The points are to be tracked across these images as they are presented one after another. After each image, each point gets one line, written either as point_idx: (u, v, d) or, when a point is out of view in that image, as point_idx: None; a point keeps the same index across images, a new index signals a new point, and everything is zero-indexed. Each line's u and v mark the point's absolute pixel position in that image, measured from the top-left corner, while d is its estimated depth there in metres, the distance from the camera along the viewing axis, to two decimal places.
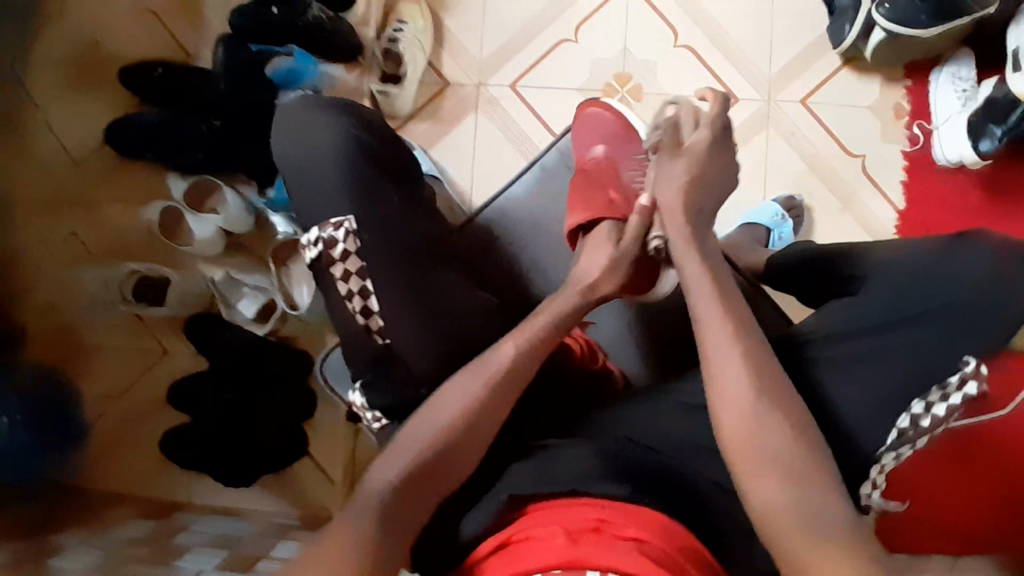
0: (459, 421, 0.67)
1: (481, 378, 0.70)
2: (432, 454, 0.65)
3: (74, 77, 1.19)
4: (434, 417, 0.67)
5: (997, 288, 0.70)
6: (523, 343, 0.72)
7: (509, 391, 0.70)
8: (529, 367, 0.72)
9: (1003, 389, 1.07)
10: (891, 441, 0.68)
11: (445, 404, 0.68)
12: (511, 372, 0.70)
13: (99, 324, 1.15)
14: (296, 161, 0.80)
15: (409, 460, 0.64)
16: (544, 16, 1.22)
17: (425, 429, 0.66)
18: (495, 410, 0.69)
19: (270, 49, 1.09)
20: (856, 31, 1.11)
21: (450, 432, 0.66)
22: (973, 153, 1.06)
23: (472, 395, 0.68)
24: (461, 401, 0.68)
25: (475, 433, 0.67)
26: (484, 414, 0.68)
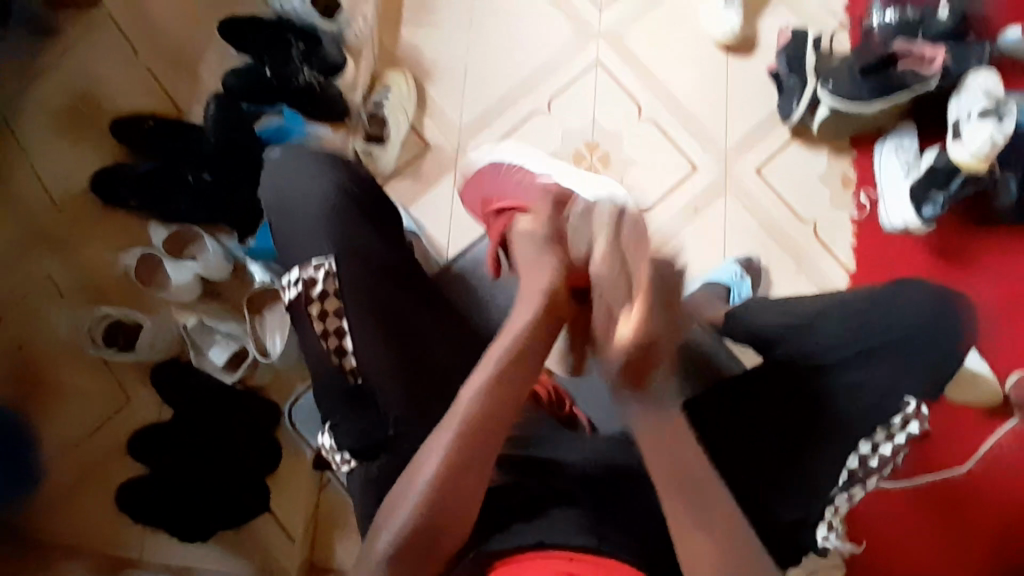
0: (444, 475, 0.62)
1: (455, 424, 0.64)
2: (430, 515, 0.61)
3: (66, 128, 1.24)
4: (420, 473, 0.63)
5: (935, 323, 0.75)
6: (490, 378, 0.66)
7: (485, 431, 0.64)
8: (503, 405, 0.65)
9: (961, 443, 1.10)
10: (843, 482, 0.74)
11: (427, 454, 0.64)
12: (483, 411, 0.64)
13: (64, 371, 1.14)
14: (287, 206, 0.83)
15: (408, 525, 0.61)
16: (519, 88, 1.31)
17: (412, 485, 0.63)
18: (477, 454, 0.63)
19: (260, 108, 1.18)
20: (801, 106, 1.23)
21: (436, 487, 0.62)
22: (915, 218, 1.16)
23: (456, 431, 0.63)
24: (440, 453, 0.63)
25: (465, 485, 0.63)
26: (468, 462, 0.63)
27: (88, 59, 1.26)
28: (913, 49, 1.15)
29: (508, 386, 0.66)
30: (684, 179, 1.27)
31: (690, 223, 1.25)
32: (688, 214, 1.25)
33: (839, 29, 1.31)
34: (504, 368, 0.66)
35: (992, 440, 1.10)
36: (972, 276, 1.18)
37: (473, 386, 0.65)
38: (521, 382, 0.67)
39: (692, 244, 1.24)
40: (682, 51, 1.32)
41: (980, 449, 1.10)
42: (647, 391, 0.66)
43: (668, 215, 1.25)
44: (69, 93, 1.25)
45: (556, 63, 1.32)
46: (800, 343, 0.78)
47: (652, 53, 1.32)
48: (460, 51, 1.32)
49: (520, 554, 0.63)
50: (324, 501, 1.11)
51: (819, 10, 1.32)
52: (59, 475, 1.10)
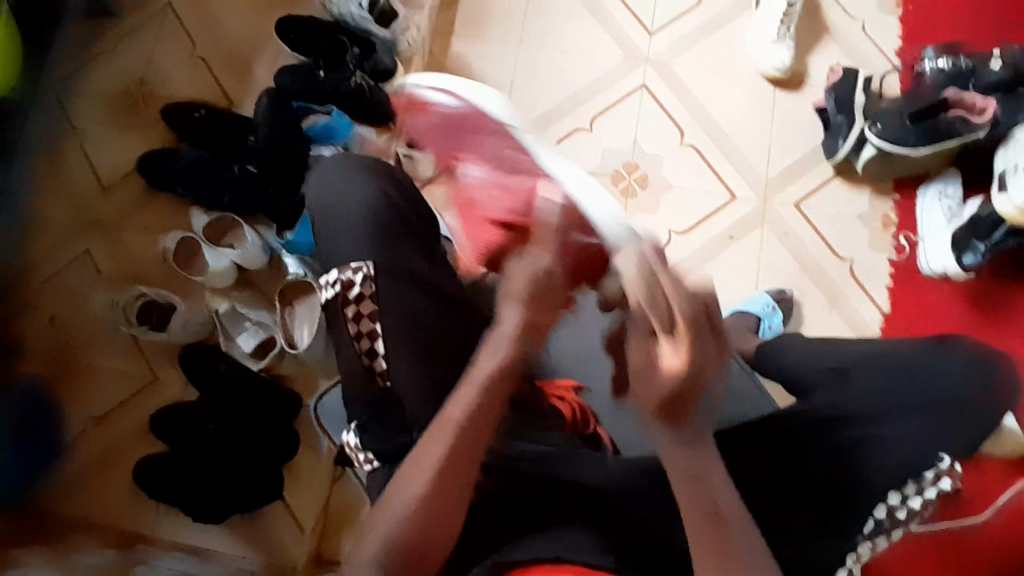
0: (435, 477, 0.65)
1: (446, 434, 0.67)
2: (413, 528, 0.64)
3: (121, 112, 1.27)
4: (406, 486, 0.66)
5: (978, 376, 0.74)
6: (473, 403, 0.68)
7: (466, 451, 0.67)
8: (480, 427, 0.68)
9: (983, 496, 1.08)
10: (868, 530, 0.72)
11: (421, 455, 0.67)
12: (467, 433, 0.67)
13: (97, 346, 1.16)
14: (328, 205, 0.85)
15: (392, 536, 0.64)
16: (563, 106, 1.32)
17: (405, 484, 0.66)
18: (462, 474, 0.66)
19: (309, 108, 1.19)
20: (848, 145, 1.21)
21: (432, 490, 0.65)
22: (956, 266, 1.14)
23: (450, 439, 0.67)
24: (425, 470, 0.66)
25: (443, 501, 0.65)
26: (464, 468, 0.67)
27: (149, 47, 1.30)
28: (964, 98, 1.13)
29: (488, 410, 0.69)
30: (721, 208, 1.26)
31: (724, 252, 1.24)
32: (723, 242, 1.24)
33: (890, 70, 1.30)
34: (485, 395, 0.69)
35: (1010, 492, 1.08)
36: (1009, 327, 1.16)
37: (456, 408, 0.68)
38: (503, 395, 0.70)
39: (723, 274, 1.23)
40: (728, 81, 1.32)
41: (997, 500, 1.08)
42: (685, 426, 0.63)
43: (704, 242, 1.24)
44: (125, 79, 1.28)
45: (601, 84, 1.32)
46: (826, 389, 0.78)
47: (699, 80, 1.32)
48: (508, 64, 1.33)
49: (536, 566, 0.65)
50: (337, 496, 1.11)
51: (871, 50, 1.32)
52: (83, 447, 1.12)
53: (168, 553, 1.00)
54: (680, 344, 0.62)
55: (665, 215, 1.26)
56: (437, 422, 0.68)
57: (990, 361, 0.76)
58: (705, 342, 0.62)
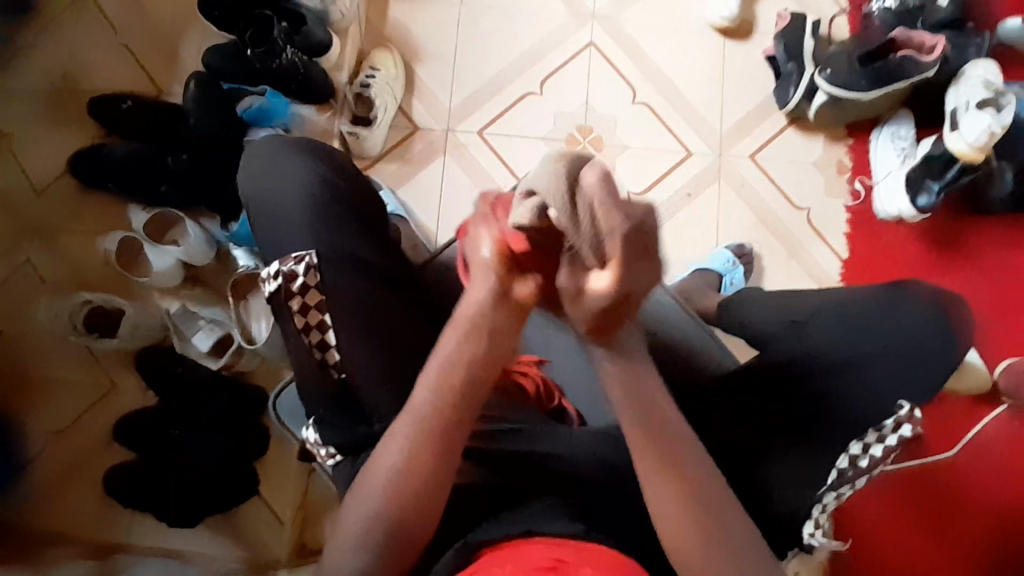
0: (418, 437, 0.61)
1: (431, 385, 0.62)
2: (395, 510, 0.61)
3: (44, 109, 1.20)
4: (376, 477, 0.62)
5: (940, 318, 0.74)
6: (446, 386, 0.62)
7: (445, 423, 0.62)
8: (456, 409, 0.62)
9: (946, 431, 1.11)
10: (833, 481, 0.72)
11: (405, 414, 0.63)
12: (437, 416, 0.61)
13: (47, 357, 1.12)
14: (263, 196, 0.81)
15: (373, 529, 0.61)
16: (510, 70, 1.27)
17: (389, 448, 0.62)
18: (441, 455, 0.62)
19: (241, 89, 1.10)
20: (800, 93, 1.20)
21: (415, 451, 0.62)
22: (911, 208, 1.14)
23: (433, 390, 0.62)
24: (398, 450, 0.62)
25: (419, 485, 0.61)
26: (451, 420, 0.62)
27: (67, 37, 1.22)
28: (913, 37, 1.12)
29: (461, 392, 0.62)
30: (677, 165, 1.24)
31: (684, 210, 1.23)
32: (681, 200, 1.23)
33: (838, 13, 1.28)
34: (459, 376, 0.62)
35: (975, 428, 1.11)
36: (965, 263, 1.18)
37: (423, 395, 0.62)
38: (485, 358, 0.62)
39: (684, 230, 1.22)
40: (676, 34, 1.29)
41: (963, 436, 1.11)
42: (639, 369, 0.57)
43: (662, 202, 1.23)
44: (46, 72, 1.21)
45: (549, 44, 1.28)
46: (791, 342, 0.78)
47: (648, 35, 1.29)
48: (450, 31, 1.28)
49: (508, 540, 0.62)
50: (313, 490, 1.11)
51: None
52: (47, 461, 1.09)
53: (144, 558, 0.98)
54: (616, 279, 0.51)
55: (623, 176, 1.24)
56: (402, 413, 0.63)
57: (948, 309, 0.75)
58: (633, 261, 0.51)
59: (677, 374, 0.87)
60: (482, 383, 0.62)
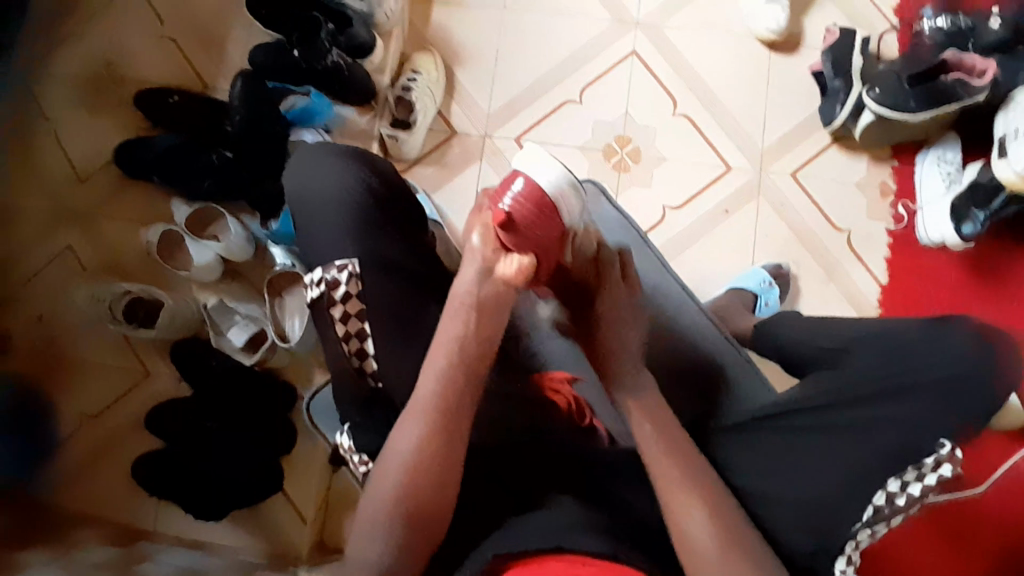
0: (432, 418, 0.64)
1: (444, 364, 0.66)
2: (412, 496, 0.63)
3: (93, 100, 1.22)
4: (393, 461, 0.64)
5: (989, 356, 0.73)
6: (448, 371, 0.66)
7: (455, 402, 0.65)
8: (459, 390, 0.66)
9: (979, 464, 1.09)
10: (868, 518, 0.70)
11: (416, 396, 0.66)
12: (443, 396, 0.65)
13: (88, 343, 1.15)
14: (306, 198, 0.82)
15: (394, 513, 0.62)
16: (551, 76, 1.27)
17: (403, 433, 0.65)
18: (450, 437, 0.64)
19: (285, 87, 1.13)
20: (845, 112, 1.18)
21: (429, 434, 0.64)
22: (955, 236, 1.11)
23: (445, 369, 0.66)
24: (413, 432, 0.64)
25: (434, 464, 0.63)
26: (464, 400, 0.66)
27: (116, 29, 1.24)
28: (964, 60, 1.09)
29: (460, 378, 0.66)
30: (715, 179, 1.23)
31: (719, 226, 1.21)
32: (718, 216, 1.22)
33: (889, 30, 1.25)
34: (457, 354, 0.67)
35: (1008, 462, 1.09)
36: (1006, 295, 1.15)
37: (427, 381, 0.66)
38: (486, 341, 0.68)
39: (719, 245, 1.21)
40: (719, 46, 1.27)
41: (996, 470, 1.08)
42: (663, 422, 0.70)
43: (697, 217, 1.22)
44: (95, 62, 1.23)
45: (591, 52, 1.27)
46: (835, 372, 0.78)
47: (691, 46, 1.27)
48: (492, 35, 1.28)
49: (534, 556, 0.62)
50: (335, 485, 1.13)
51: (869, 9, 1.26)
52: (80, 444, 1.12)
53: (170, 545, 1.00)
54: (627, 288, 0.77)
55: (658, 189, 1.23)
56: (411, 401, 0.66)
57: (993, 349, 0.74)
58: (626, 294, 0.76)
59: (709, 398, 0.86)
60: (479, 368, 0.67)
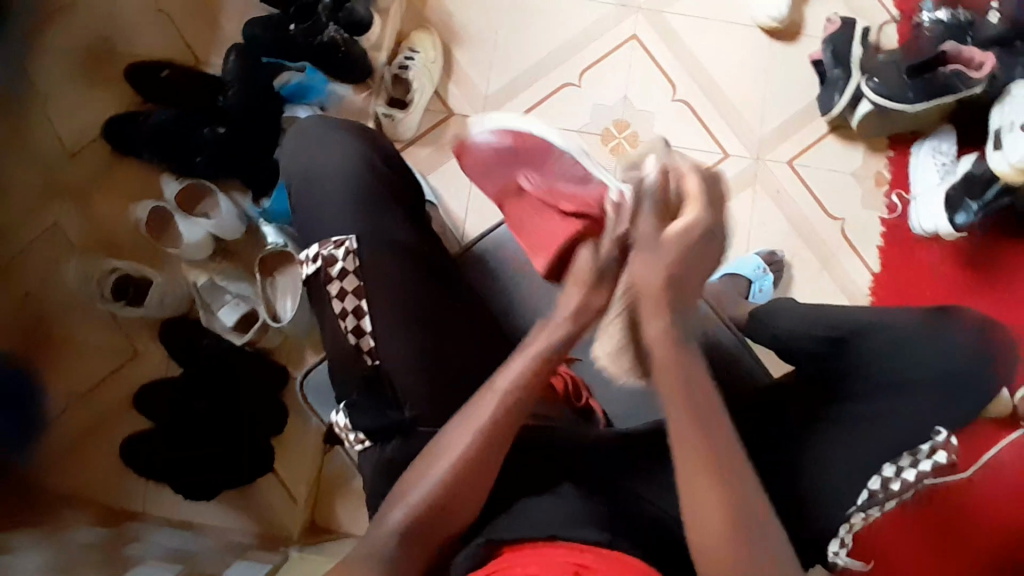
0: (485, 434, 0.65)
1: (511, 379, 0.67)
2: (445, 496, 0.63)
3: (80, 72, 1.19)
4: (450, 445, 0.65)
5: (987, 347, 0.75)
6: (506, 391, 0.66)
7: (509, 421, 0.65)
8: (531, 389, 0.67)
9: (966, 452, 1.10)
10: (862, 502, 0.72)
11: (471, 416, 0.65)
12: (502, 416, 0.65)
13: (74, 320, 1.13)
14: (307, 173, 0.82)
15: (438, 488, 0.63)
16: (552, 58, 1.26)
17: (451, 442, 0.65)
18: (496, 452, 0.65)
19: (281, 63, 1.11)
20: (844, 101, 1.17)
21: (475, 446, 0.64)
22: (949, 226, 1.13)
23: (503, 394, 0.66)
24: (463, 442, 0.65)
25: (487, 464, 0.65)
26: (514, 422, 0.66)
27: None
28: (962, 52, 1.09)
29: (533, 380, 0.67)
30: (713, 166, 1.23)
31: None
32: None
33: (888, 21, 1.25)
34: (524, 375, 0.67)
35: (995, 450, 1.10)
36: (995, 287, 1.16)
37: (505, 378, 0.67)
38: (539, 383, 0.67)
39: None
40: (721, 33, 1.26)
41: (983, 457, 1.10)
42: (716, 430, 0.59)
43: None
44: (83, 33, 1.20)
45: (592, 34, 1.26)
46: (834, 361, 0.77)
47: (693, 32, 1.26)
48: (492, 15, 1.26)
49: (529, 544, 0.62)
50: (328, 468, 1.12)
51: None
52: (66, 423, 1.10)
53: (159, 527, 0.99)
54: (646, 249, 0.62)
55: None
56: (463, 411, 0.66)
57: (990, 343, 0.75)
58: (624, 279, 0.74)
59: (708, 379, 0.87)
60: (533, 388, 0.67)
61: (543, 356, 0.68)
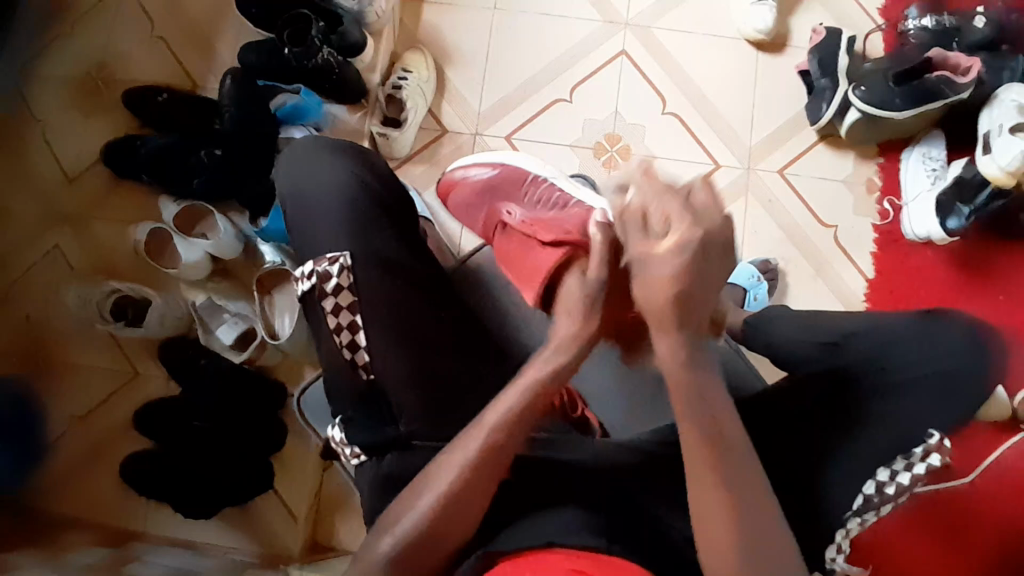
0: (465, 475, 0.63)
1: (499, 415, 0.64)
2: (426, 529, 0.63)
3: (80, 99, 1.22)
4: (437, 479, 0.64)
5: (976, 348, 0.75)
6: (495, 428, 0.64)
7: (493, 460, 0.63)
8: (525, 425, 0.64)
9: (967, 456, 1.10)
10: (857, 506, 0.73)
11: (454, 453, 0.64)
12: (486, 454, 0.63)
13: (75, 343, 1.14)
14: (300, 194, 0.83)
15: (420, 523, 0.63)
16: (543, 75, 1.28)
17: (433, 477, 0.64)
18: (480, 490, 0.64)
19: (275, 86, 1.13)
20: (832, 110, 1.19)
21: (458, 485, 0.63)
22: (941, 231, 1.13)
23: (488, 435, 0.63)
24: (444, 479, 0.63)
25: (470, 503, 0.64)
26: (499, 461, 0.64)
27: (105, 28, 1.24)
28: (948, 59, 1.11)
29: (526, 415, 0.64)
30: (705, 177, 1.24)
31: None
32: None
33: (874, 30, 1.27)
34: (514, 408, 0.64)
35: (997, 453, 1.09)
36: (990, 290, 1.17)
37: (494, 414, 0.64)
38: (535, 415, 0.65)
39: None
40: (708, 45, 1.28)
41: (984, 461, 1.09)
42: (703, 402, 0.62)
43: None
44: (83, 62, 1.23)
45: (581, 51, 1.28)
46: (825, 366, 0.78)
47: (680, 45, 1.28)
48: (482, 35, 1.29)
49: (527, 552, 0.63)
50: (328, 484, 1.13)
51: (855, 10, 1.28)
52: (67, 445, 1.10)
53: (160, 547, 0.99)
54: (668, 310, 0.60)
55: None
56: (450, 447, 0.65)
57: (984, 344, 0.75)
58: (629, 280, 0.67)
59: None
60: (527, 422, 0.64)
61: (529, 387, 0.65)
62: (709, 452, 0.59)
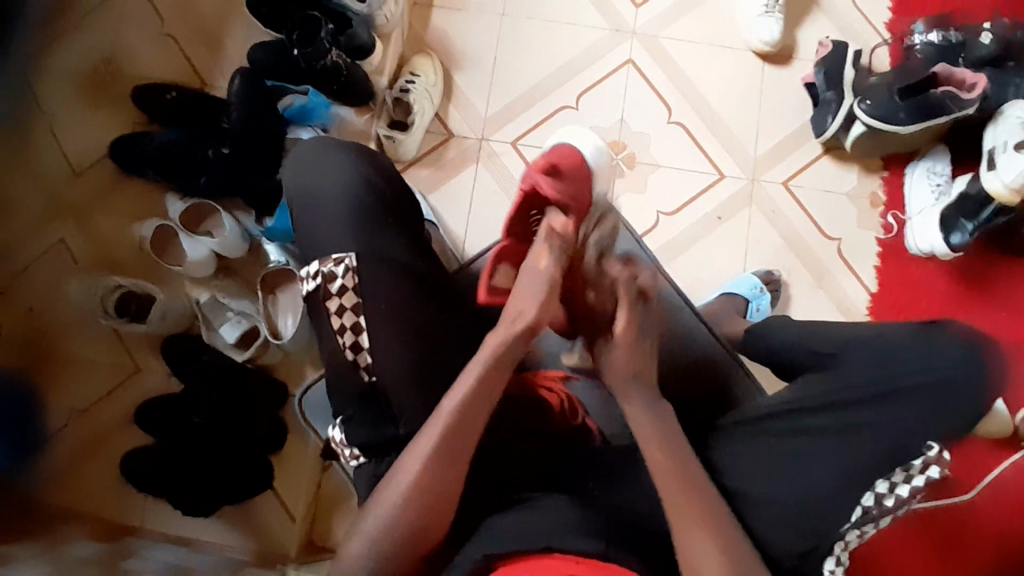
0: (438, 451, 0.66)
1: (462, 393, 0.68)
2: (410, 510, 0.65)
3: (89, 95, 1.22)
4: (408, 462, 0.66)
5: (977, 364, 0.74)
6: (460, 407, 0.67)
7: (464, 436, 0.67)
8: (485, 402, 0.68)
9: (965, 472, 1.10)
10: (857, 519, 0.71)
11: (426, 432, 0.67)
12: (454, 431, 0.66)
13: (77, 337, 1.14)
14: (305, 193, 0.83)
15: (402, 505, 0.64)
16: (549, 81, 1.28)
17: (411, 457, 0.66)
18: (455, 467, 0.66)
19: (285, 87, 1.14)
20: (837, 122, 1.19)
21: (434, 461, 0.66)
22: (944, 246, 1.14)
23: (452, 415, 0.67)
24: (420, 460, 0.65)
25: (446, 479, 0.66)
26: (466, 438, 0.67)
27: (115, 25, 1.25)
28: (954, 74, 1.11)
29: (477, 408, 0.68)
30: (710, 186, 1.25)
31: (713, 233, 1.23)
32: (710, 222, 1.23)
33: (880, 44, 1.28)
34: (476, 393, 0.68)
35: (998, 470, 1.09)
36: (992, 306, 1.17)
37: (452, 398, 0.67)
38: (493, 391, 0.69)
39: (711, 252, 1.22)
40: (715, 56, 1.29)
41: (984, 478, 1.09)
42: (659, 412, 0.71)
43: (690, 223, 1.23)
44: (92, 57, 1.23)
45: (587, 59, 1.29)
46: (826, 374, 0.78)
47: (687, 55, 1.29)
48: (490, 40, 1.29)
49: (527, 554, 0.61)
50: (326, 484, 1.13)
51: (863, 24, 1.29)
52: (66, 439, 1.10)
53: (155, 543, 0.99)
54: (626, 313, 0.74)
55: (653, 195, 1.24)
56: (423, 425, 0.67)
57: (984, 360, 0.76)
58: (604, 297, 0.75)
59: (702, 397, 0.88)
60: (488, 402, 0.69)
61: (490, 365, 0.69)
62: (684, 494, 0.66)
